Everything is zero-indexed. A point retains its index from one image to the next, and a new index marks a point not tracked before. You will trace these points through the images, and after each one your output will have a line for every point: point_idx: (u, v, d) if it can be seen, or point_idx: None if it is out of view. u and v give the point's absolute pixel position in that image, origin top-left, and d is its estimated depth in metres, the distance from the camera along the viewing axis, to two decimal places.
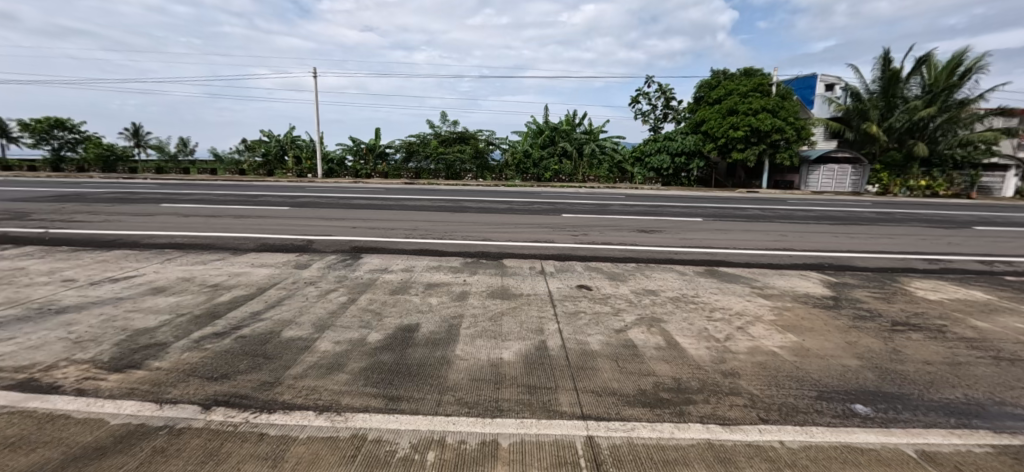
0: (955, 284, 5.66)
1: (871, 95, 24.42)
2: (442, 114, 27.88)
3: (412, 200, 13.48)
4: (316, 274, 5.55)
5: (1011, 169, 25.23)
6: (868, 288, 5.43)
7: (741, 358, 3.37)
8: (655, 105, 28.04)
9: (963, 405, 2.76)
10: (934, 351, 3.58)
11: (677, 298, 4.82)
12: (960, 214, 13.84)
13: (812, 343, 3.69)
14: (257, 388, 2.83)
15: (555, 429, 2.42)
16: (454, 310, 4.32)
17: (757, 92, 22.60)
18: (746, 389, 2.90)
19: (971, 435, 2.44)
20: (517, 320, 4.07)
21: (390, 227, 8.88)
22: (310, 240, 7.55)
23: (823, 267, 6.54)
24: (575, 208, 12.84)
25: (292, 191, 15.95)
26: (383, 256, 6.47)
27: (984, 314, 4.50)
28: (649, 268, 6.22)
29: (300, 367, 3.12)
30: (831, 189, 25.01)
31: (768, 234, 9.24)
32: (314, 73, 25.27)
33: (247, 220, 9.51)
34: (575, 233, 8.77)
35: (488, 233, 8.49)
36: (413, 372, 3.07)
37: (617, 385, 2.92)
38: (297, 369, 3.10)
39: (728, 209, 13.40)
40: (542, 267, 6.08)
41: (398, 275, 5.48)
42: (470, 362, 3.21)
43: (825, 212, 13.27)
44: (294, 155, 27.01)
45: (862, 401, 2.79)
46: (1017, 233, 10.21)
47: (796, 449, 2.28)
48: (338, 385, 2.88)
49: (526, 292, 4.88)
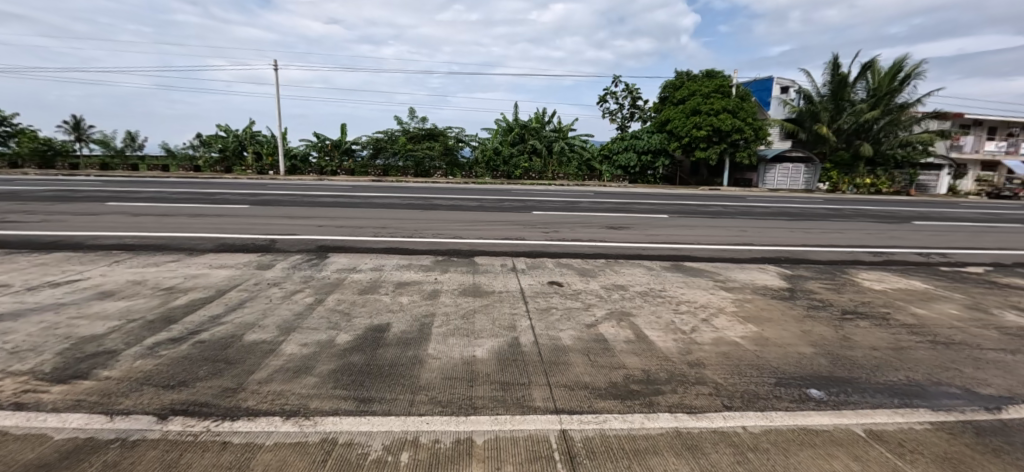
0: (897, 275, 6.07)
1: (822, 99, 25.79)
2: (410, 110, 27.47)
3: (381, 198, 13.21)
4: (279, 274, 5.37)
5: (944, 168, 27.47)
6: (820, 280, 5.75)
7: (706, 349, 3.51)
8: (622, 105, 28.70)
9: (905, 387, 2.97)
10: (881, 338, 3.83)
11: (645, 293, 4.95)
12: (902, 210, 14.86)
13: (771, 333, 3.87)
14: (219, 395, 2.71)
15: (530, 425, 2.44)
16: (426, 309, 4.27)
17: (719, 93, 23.45)
18: (711, 379, 3.02)
19: (912, 414, 2.63)
20: (490, 317, 4.07)
21: (358, 225, 8.68)
22: (272, 240, 7.28)
23: (780, 261, 6.87)
24: (545, 205, 12.93)
25: (254, 189, 15.36)
26: (351, 255, 6.31)
27: (923, 302, 4.86)
28: (617, 263, 6.36)
29: (264, 371, 3.02)
30: (786, 187, 26.33)
31: (730, 230, 9.62)
32: (275, 65, 24.27)
33: (204, 219, 9.06)
34: (545, 231, 8.83)
35: (459, 231, 8.45)
36: (385, 373, 3.02)
37: (588, 379, 2.98)
38: (261, 374, 2.99)
39: (692, 206, 13.85)
40: (513, 264, 6.09)
41: (368, 275, 5.37)
42: (442, 361, 3.19)
43: (781, 208, 13.93)
44: (253, 151, 25.94)
45: (817, 386, 2.97)
46: (951, 227, 11.08)
47: (758, 433, 2.39)
48: (306, 388, 2.81)
49: (498, 290, 4.89)
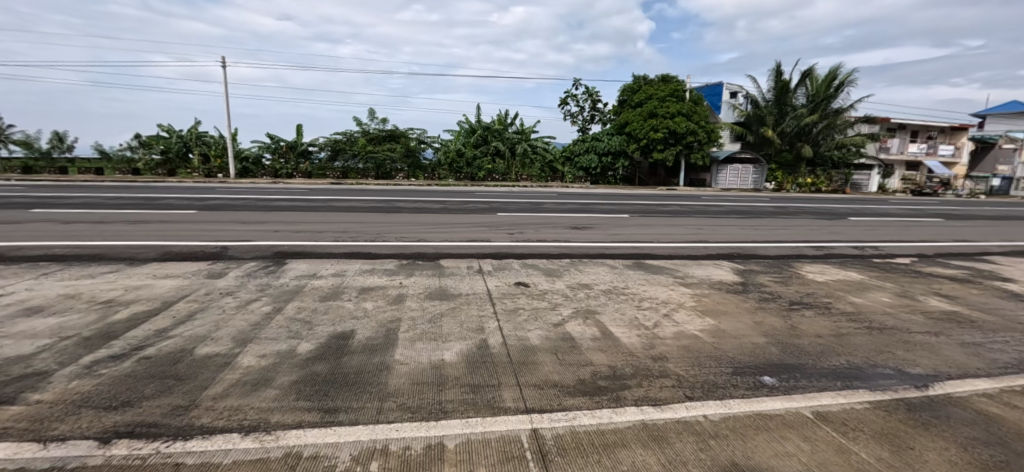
0: (836, 267, 6.55)
1: (767, 104, 27.35)
2: (369, 110, 26.84)
3: (341, 201, 12.84)
4: (232, 283, 5.11)
5: (874, 168, 29.85)
6: (769, 273, 6.12)
7: (668, 343, 3.65)
8: (582, 107, 29.28)
9: (847, 370, 3.21)
10: (824, 326, 4.13)
11: (609, 290, 5.10)
12: (840, 207, 16.02)
13: (727, 325, 4.08)
14: (169, 414, 2.56)
15: (501, 425, 2.46)
16: (391, 314, 4.19)
17: (674, 97, 24.39)
18: (674, 371, 3.14)
19: (853, 395, 2.85)
20: (457, 320, 4.05)
21: (317, 230, 8.41)
22: (224, 246, 6.93)
23: (733, 256, 7.25)
24: (509, 206, 13.00)
25: (203, 192, 14.52)
26: (310, 261, 6.10)
27: (859, 291, 5.28)
28: (582, 263, 6.50)
29: (219, 386, 2.87)
30: (735, 187, 27.49)
31: (686, 228, 10.03)
32: (222, 63, 23.03)
33: (147, 226, 8.49)
34: (511, 232, 8.88)
35: (423, 234, 8.35)
36: (350, 381, 2.95)
37: (557, 377, 3.03)
38: (216, 389, 2.84)
39: (651, 205, 14.34)
40: (479, 266, 6.10)
41: (329, 280, 5.22)
42: (410, 367, 3.15)
43: (732, 206, 14.66)
44: (200, 153, 24.53)
45: (769, 373, 3.15)
46: (881, 222, 12.06)
47: (717, 421, 2.52)
48: (265, 402, 2.69)
49: (465, 292, 4.88)
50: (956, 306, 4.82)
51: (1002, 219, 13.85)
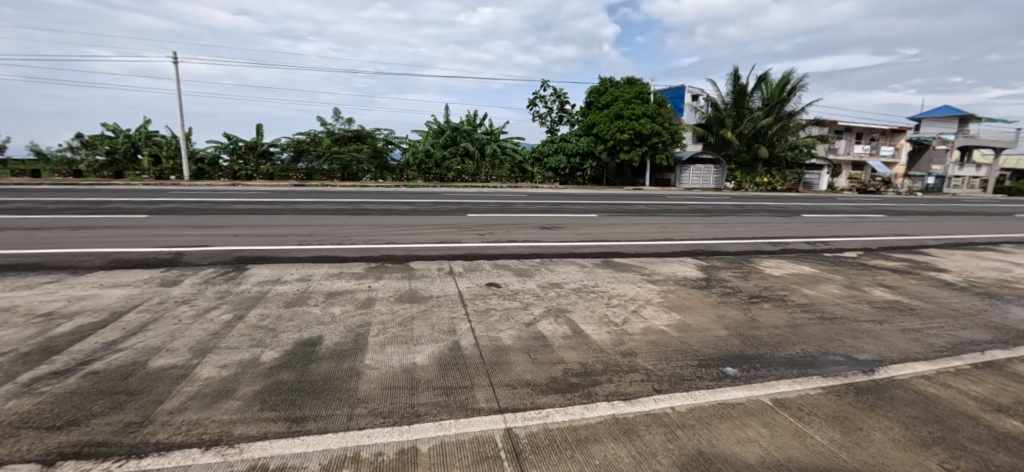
0: (791, 262, 6.90)
1: (726, 106, 28.46)
2: (333, 110, 26.20)
3: (306, 204, 12.48)
4: (189, 290, 4.89)
5: (823, 168, 31.63)
6: (730, 269, 6.38)
7: (637, 338, 3.76)
8: (551, 109, 29.61)
9: (802, 359, 3.40)
10: (781, 317, 4.35)
11: (579, 289, 5.19)
12: (794, 205, 16.84)
13: (692, 320, 4.24)
14: (121, 431, 2.42)
15: (474, 427, 2.47)
16: (361, 319, 4.12)
17: (639, 99, 25.02)
18: (642, 366, 3.24)
19: (808, 382, 3.02)
20: (428, 323, 4.03)
21: (280, 233, 8.14)
22: (179, 253, 6.61)
23: (696, 253, 7.51)
24: (480, 207, 12.98)
25: (155, 195, 13.78)
26: (274, 266, 5.91)
27: (812, 284, 5.59)
28: (552, 262, 6.57)
29: (176, 400, 2.74)
30: (698, 186, 28.47)
31: (652, 226, 10.31)
32: (174, 58, 21.89)
33: (93, 231, 7.98)
34: (481, 233, 8.87)
35: (392, 236, 8.23)
36: (318, 388, 2.88)
37: (529, 376, 3.07)
38: (173, 402, 2.71)
39: (618, 205, 14.65)
40: (450, 267, 6.07)
41: (294, 286, 5.07)
42: (381, 371, 3.10)
43: (695, 205, 15.17)
44: (150, 154, 23.28)
45: (731, 364, 3.29)
46: (831, 218, 12.78)
47: (684, 412, 2.62)
48: (227, 414, 2.60)
49: (436, 294, 4.85)
50: (898, 295, 5.18)
51: (937, 214, 14.96)
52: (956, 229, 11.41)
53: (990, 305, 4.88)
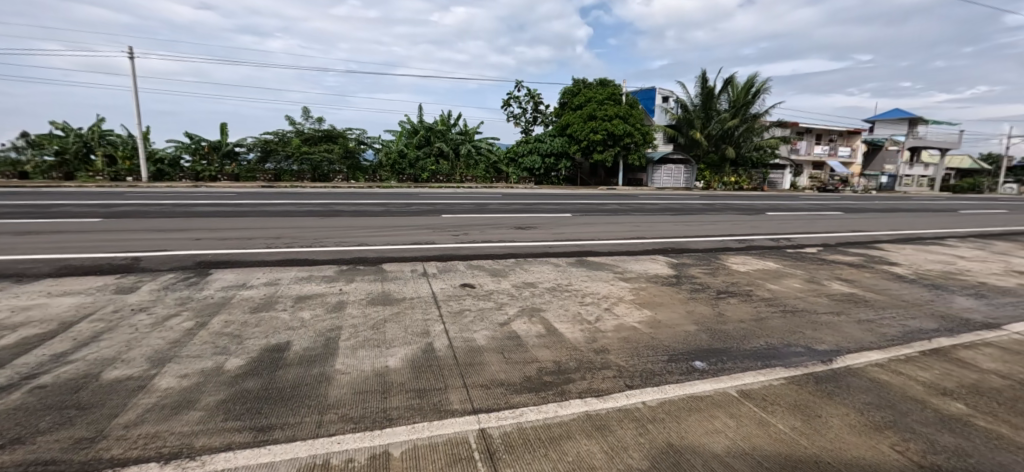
0: (756, 258, 7.16)
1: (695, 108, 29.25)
2: (302, 110, 25.57)
3: (274, 205, 12.14)
4: (147, 297, 4.69)
5: (786, 168, 32.99)
6: (699, 266, 6.57)
7: (609, 335, 3.83)
8: (525, 109, 29.74)
9: (766, 351, 3.54)
10: (746, 311, 4.51)
11: (553, 288, 5.23)
12: (760, 203, 17.46)
13: (663, 316, 4.35)
14: (70, 448, 2.29)
15: (448, 428, 2.46)
16: (331, 323, 4.04)
17: (611, 101, 25.42)
18: (615, 362, 3.30)
19: (771, 373, 3.14)
20: (401, 325, 3.99)
21: (247, 237, 7.89)
22: (136, 258, 6.33)
23: (667, 251, 7.69)
24: (454, 208, 12.91)
25: (111, 198, 13.12)
26: (239, 271, 5.73)
27: (775, 279, 5.81)
28: (526, 262, 6.61)
29: (132, 412, 2.62)
30: (669, 186, 29.03)
31: (625, 225, 10.49)
32: (130, 53, 20.88)
33: (41, 237, 7.54)
34: (456, 233, 8.83)
35: (364, 237, 8.11)
36: (286, 395, 2.80)
37: (503, 376, 3.08)
38: (128, 415, 2.58)
39: (592, 204, 14.84)
40: (424, 269, 6.02)
41: (261, 290, 4.93)
42: (352, 376, 3.06)
43: (666, 204, 15.53)
44: (105, 154, 22.16)
45: (700, 358, 3.39)
46: (794, 216, 13.32)
47: (655, 406, 2.68)
48: (188, 426, 2.49)
49: (409, 296, 4.81)
50: (854, 288, 5.45)
51: (890, 211, 15.80)
52: (906, 224, 12.10)
53: (936, 296, 5.19)
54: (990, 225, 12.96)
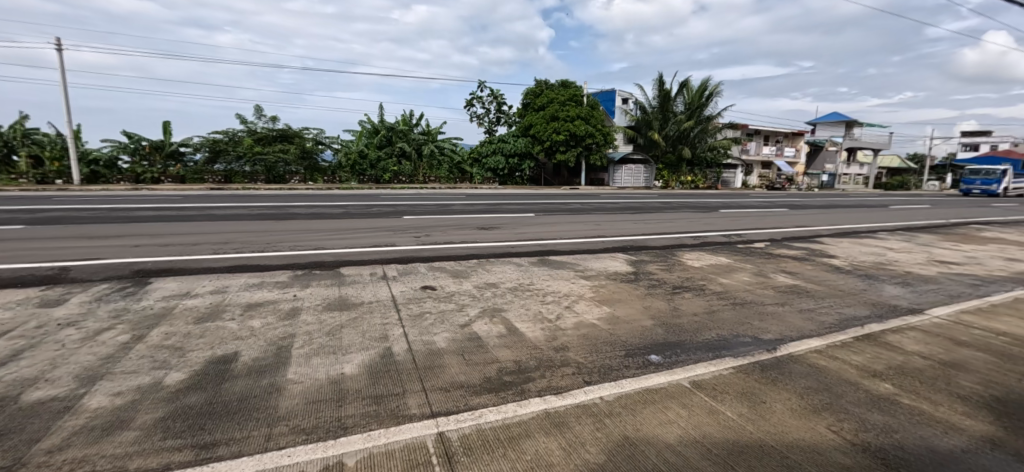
0: (709, 253, 7.47)
1: (653, 110, 30.16)
2: (254, 108, 24.47)
3: (223, 209, 11.54)
4: (77, 310, 4.34)
5: (737, 167, 34.75)
6: (656, 262, 6.78)
7: (569, 333, 3.88)
8: (488, 110, 29.75)
9: (716, 342, 3.69)
10: (699, 305, 4.70)
11: (515, 288, 5.26)
12: (713, 201, 18.24)
13: (622, 312, 4.46)
14: None
15: (405, 434, 2.42)
16: (283, 331, 3.89)
17: (572, 102, 25.80)
18: (574, 360, 3.35)
19: (721, 363, 3.28)
20: (359, 330, 3.89)
21: (193, 242, 7.47)
22: (66, 267, 5.86)
23: (627, 249, 7.90)
24: (416, 209, 12.73)
25: (37, 202, 12.06)
26: (183, 278, 5.41)
27: (726, 273, 6.09)
28: (489, 263, 6.60)
29: (56, 436, 2.41)
30: (630, 185, 29.78)
31: (586, 224, 10.68)
32: (58, 46, 19.28)
33: None
34: (418, 235, 8.71)
35: (321, 241, 7.86)
36: (233, 409, 2.67)
37: (463, 377, 3.06)
38: (53, 439, 2.38)
39: (554, 204, 15.02)
40: (384, 272, 5.91)
41: (208, 299, 4.68)
42: (305, 385, 2.95)
43: (626, 203, 15.93)
44: (29, 154, 20.35)
45: (655, 352, 3.50)
46: (744, 213, 14.01)
47: (612, 401, 2.74)
48: (122, 447, 2.33)
49: (367, 300, 4.70)
50: (797, 280, 5.78)
51: (830, 207, 16.91)
52: (843, 219, 13.00)
53: (869, 285, 5.60)
54: (915, 219, 14.14)
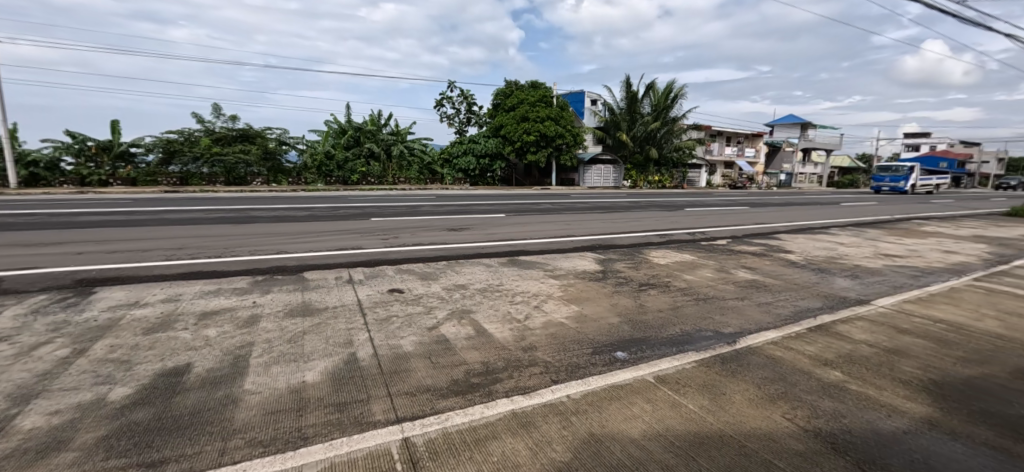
0: (675, 251, 7.66)
1: (620, 111, 30.73)
2: (213, 107, 23.49)
3: (178, 212, 11.00)
4: (10, 324, 4.03)
5: (702, 167, 36.01)
6: (624, 260, 6.90)
7: (538, 333, 3.90)
8: (459, 110, 29.60)
9: (680, 337, 3.79)
10: (665, 301, 4.81)
11: (484, 289, 5.24)
12: (679, 200, 18.75)
13: (590, 310, 4.51)
14: None
15: (369, 441, 2.37)
16: (241, 339, 3.73)
17: (542, 102, 25.96)
18: (542, 359, 3.36)
19: (684, 357, 3.36)
20: (322, 336, 3.78)
21: (144, 248, 7.08)
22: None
23: (595, 248, 8.01)
24: (385, 210, 12.51)
25: None
26: (133, 287, 5.12)
27: (690, 270, 6.26)
28: (458, 264, 6.55)
29: None
30: (600, 185, 30.38)
31: (556, 224, 10.77)
32: None
33: None
34: (386, 237, 8.56)
35: (284, 245, 7.61)
36: (184, 423, 2.54)
37: (430, 381, 3.02)
38: None
39: (525, 204, 15.08)
40: (349, 275, 5.77)
41: (158, 308, 4.44)
42: (263, 396, 2.84)
43: (595, 203, 16.17)
44: None
45: (621, 349, 3.56)
46: (707, 211, 14.46)
47: (578, 399, 2.76)
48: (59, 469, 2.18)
49: (332, 305, 4.58)
50: (756, 275, 6.01)
51: (787, 205, 17.69)
52: (799, 216, 13.62)
53: (821, 278, 5.88)
54: (865, 215, 14.98)
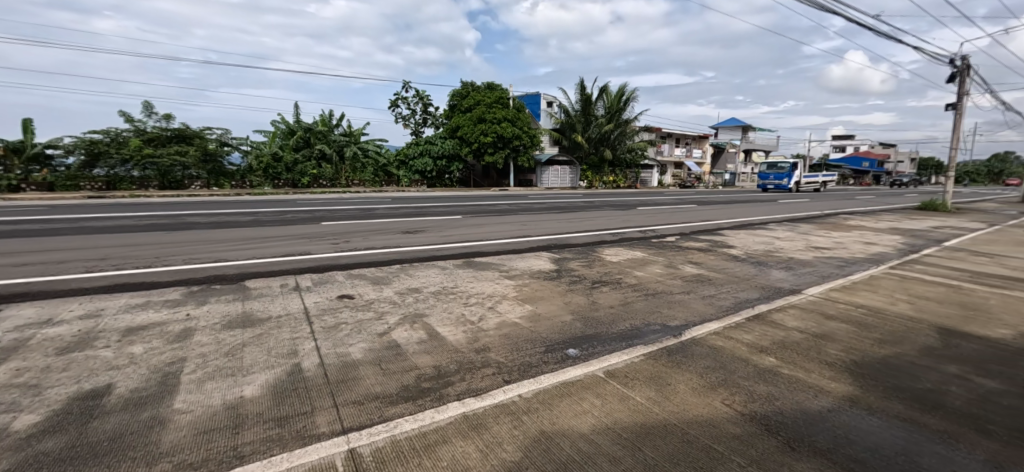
0: (626, 249, 7.89)
1: (575, 113, 31.29)
2: (143, 105, 21.82)
3: (103, 220, 10.10)
4: None
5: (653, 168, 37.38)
6: (578, 259, 7.02)
7: (491, 334, 3.89)
8: (414, 111, 29.19)
9: (630, 332, 3.90)
10: (616, 298, 4.94)
11: (438, 292, 5.16)
12: (632, 199, 19.36)
13: (544, 309, 4.55)
14: None
15: (311, 455, 2.27)
16: (172, 355, 3.48)
17: (498, 104, 26.00)
18: (495, 360, 3.35)
19: (633, 351, 3.46)
20: (264, 348, 3.59)
21: (61, 260, 6.45)
22: None
23: (550, 247, 8.11)
24: (336, 214, 12.09)
25: None
26: (46, 303, 4.64)
27: (640, 266, 6.47)
28: (412, 267, 6.43)
29: None
30: (557, 186, 30.73)
31: (513, 225, 10.81)
32: None
33: None
34: (336, 242, 8.26)
35: (224, 252, 7.17)
36: (102, 450, 2.33)
37: (379, 388, 2.94)
38: None
39: (481, 205, 15.04)
40: (295, 283, 5.52)
41: (76, 326, 4.05)
42: (195, 414, 2.66)
43: (552, 203, 16.39)
44: None
45: (573, 346, 3.61)
46: (658, 209, 15.02)
47: (530, 398, 2.77)
48: None
49: (276, 314, 4.36)
50: (701, 269, 6.29)
51: (731, 203, 18.69)
52: (741, 213, 14.42)
53: (759, 271, 6.24)
54: (799, 211, 16.10)
